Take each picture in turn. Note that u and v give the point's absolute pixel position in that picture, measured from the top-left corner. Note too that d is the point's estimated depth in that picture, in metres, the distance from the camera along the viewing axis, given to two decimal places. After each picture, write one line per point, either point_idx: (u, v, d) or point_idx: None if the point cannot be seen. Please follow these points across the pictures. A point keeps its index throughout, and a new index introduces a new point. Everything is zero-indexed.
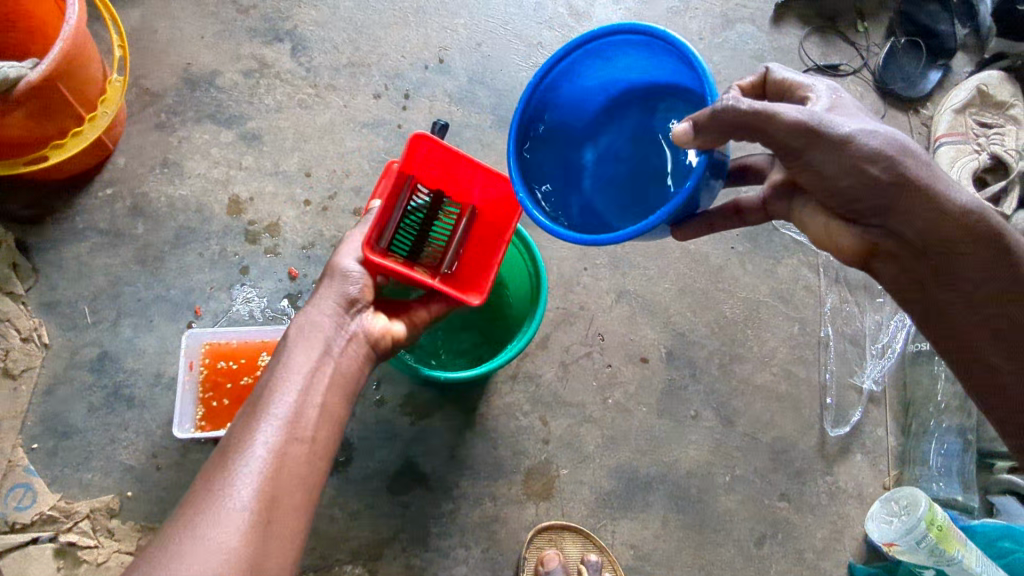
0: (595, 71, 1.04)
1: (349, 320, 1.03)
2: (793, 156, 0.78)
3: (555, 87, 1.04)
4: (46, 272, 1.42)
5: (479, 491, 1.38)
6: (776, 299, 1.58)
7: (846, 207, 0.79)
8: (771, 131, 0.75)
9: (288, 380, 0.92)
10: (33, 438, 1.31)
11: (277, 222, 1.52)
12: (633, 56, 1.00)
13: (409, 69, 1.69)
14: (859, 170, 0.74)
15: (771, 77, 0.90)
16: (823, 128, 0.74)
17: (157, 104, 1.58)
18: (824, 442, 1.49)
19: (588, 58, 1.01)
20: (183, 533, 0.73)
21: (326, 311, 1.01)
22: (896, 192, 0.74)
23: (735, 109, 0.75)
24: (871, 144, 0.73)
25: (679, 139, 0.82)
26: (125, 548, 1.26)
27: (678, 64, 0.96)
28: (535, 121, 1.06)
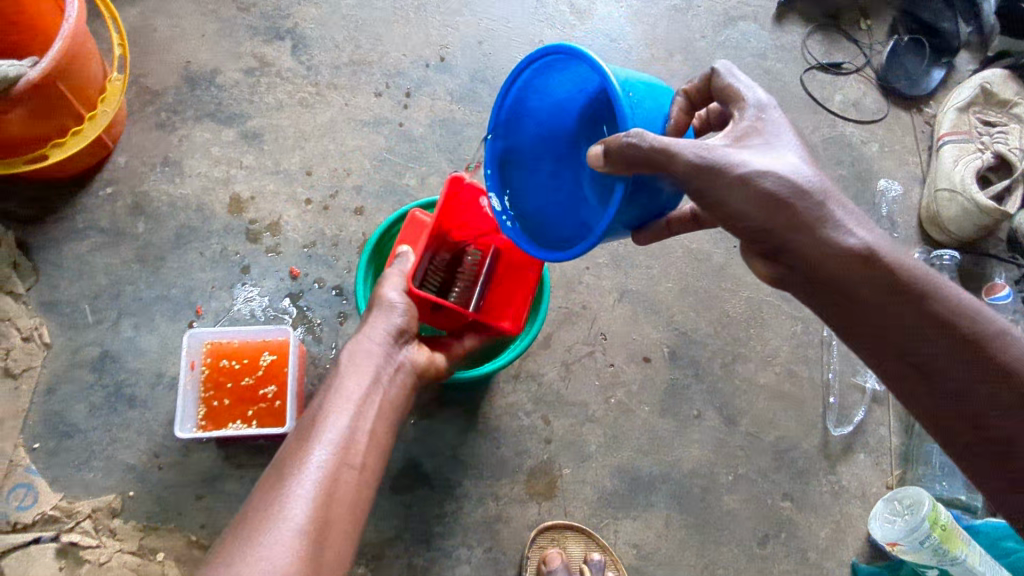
0: (560, 82, 1.00)
1: (398, 350, 1.04)
2: (698, 192, 0.79)
3: (520, 104, 1.02)
4: (46, 271, 1.41)
5: (482, 491, 1.37)
6: (778, 298, 1.57)
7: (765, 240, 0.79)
8: (672, 168, 0.76)
9: (337, 405, 0.93)
10: (34, 438, 1.30)
11: (278, 221, 1.51)
12: (582, 67, 0.95)
13: (410, 67, 1.68)
14: (759, 208, 0.76)
15: (717, 82, 0.87)
16: (715, 164, 0.75)
17: (158, 103, 1.57)
18: (827, 441, 1.49)
19: (541, 73, 0.98)
20: (241, 552, 0.74)
21: (376, 341, 1.02)
22: (787, 232, 0.76)
23: (637, 147, 0.75)
24: (770, 183, 0.75)
25: (593, 162, 0.82)
26: (127, 548, 1.26)
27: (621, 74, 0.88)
28: (507, 137, 1.04)
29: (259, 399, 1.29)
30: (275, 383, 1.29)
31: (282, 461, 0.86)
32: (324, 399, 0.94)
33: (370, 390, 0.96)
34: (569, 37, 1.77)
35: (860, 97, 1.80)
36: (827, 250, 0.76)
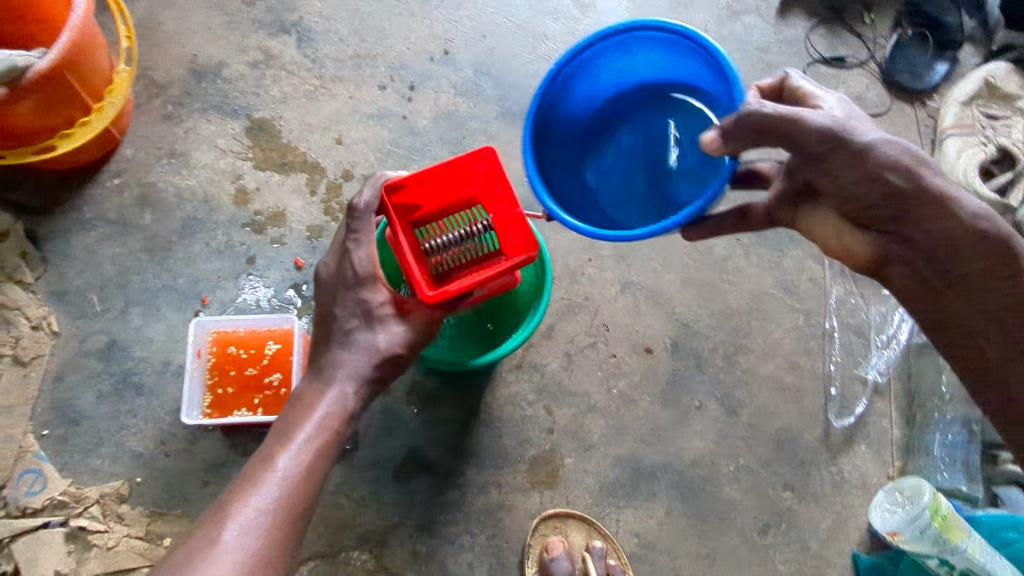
0: (608, 69, 1.07)
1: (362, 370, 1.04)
2: (816, 160, 0.87)
3: (571, 79, 1.05)
4: (54, 261, 1.43)
5: (484, 479, 1.38)
6: (780, 291, 1.58)
7: (860, 214, 0.89)
8: (799, 133, 0.83)
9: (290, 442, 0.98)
10: (43, 425, 1.32)
11: (283, 212, 1.52)
12: (648, 58, 1.05)
13: (414, 61, 1.70)
14: (881, 177, 0.84)
15: (789, 83, 0.95)
16: (846, 132, 0.83)
17: (165, 95, 1.59)
18: (829, 432, 1.49)
19: (607, 53, 1.04)
20: None
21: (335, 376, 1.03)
22: (912, 206, 0.86)
23: (760, 114, 0.82)
24: (888, 153, 0.84)
25: (708, 147, 0.86)
26: (134, 532, 1.27)
27: (695, 68, 1.02)
28: (550, 110, 1.06)
29: (265, 387, 1.30)
30: (281, 371, 1.30)
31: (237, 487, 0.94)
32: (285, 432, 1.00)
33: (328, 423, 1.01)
34: (573, 30, 1.78)
35: (863, 91, 1.80)
36: (920, 223, 0.87)
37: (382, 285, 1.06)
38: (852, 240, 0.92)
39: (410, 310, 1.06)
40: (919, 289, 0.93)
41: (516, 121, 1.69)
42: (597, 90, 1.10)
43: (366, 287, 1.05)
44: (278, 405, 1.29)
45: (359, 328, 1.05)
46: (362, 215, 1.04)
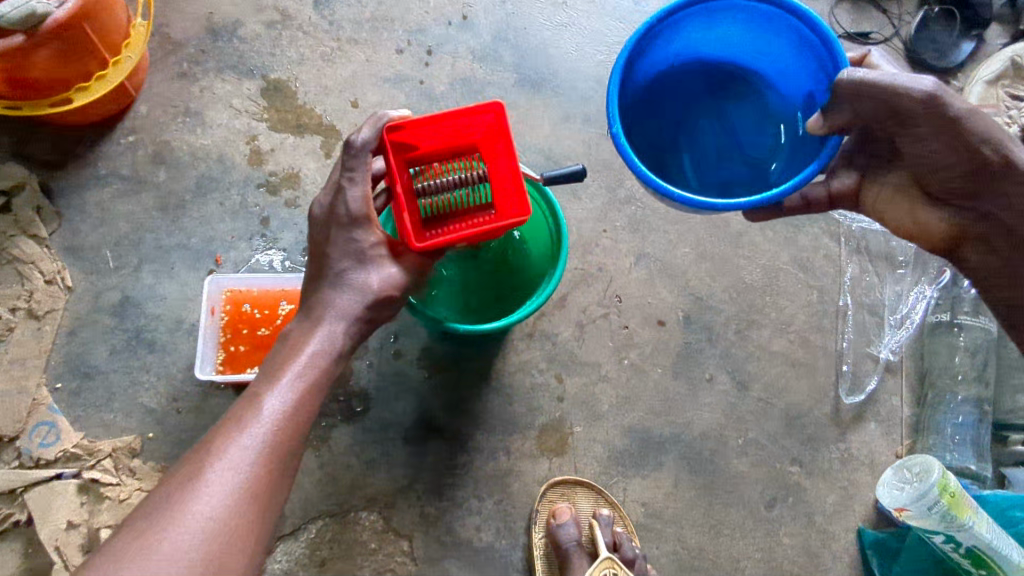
0: (681, 33, 0.97)
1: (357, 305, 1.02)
2: (909, 125, 0.88)
3: (654, 46, 0.96)
4: (68, 216, 1.43)
5: (494, 445, 1.39)
6: (796, 267, 1.56)
7: (942, 188, 0.94)
8: (897, 100, 0.84)
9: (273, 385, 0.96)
10: (57, 378, 1.33)
11: (297, 174, 1.51)
12: (729, 28, 0.98)
13: (432, 25, 1.67)
14: (974, 150, 0.87)
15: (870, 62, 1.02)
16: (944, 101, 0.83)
17: (180, 53, 1.57)
18: (839, 409, 1.49)
19: (694, 18, 0.95)
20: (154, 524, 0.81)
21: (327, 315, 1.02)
22: (1000, 181, 0.90)
23: (851, 81, 0.83)
24: (981, 125, 0.86)
25: (811, 128, 0.88)
26: (146, 486, 1.28)
27: (781, 46, 0.97)
28: (626, 76, 0.95)
29: None
30: None
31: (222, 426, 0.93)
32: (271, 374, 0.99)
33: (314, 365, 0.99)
34: None
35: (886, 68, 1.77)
36: (1003, 198, 0.92)
37: (378, 226, 1.03)
38: (929, 215, 0.98)
39: (402, 253, 1.04)
40: (995, 266, 0.99)
41: (534, 89, 1.66)
42: (664, 59, 1.01)
43: (361, 227, 1.02)
44: None
45: (351, 268, 1.02)
46: (355, 153, 1.01)
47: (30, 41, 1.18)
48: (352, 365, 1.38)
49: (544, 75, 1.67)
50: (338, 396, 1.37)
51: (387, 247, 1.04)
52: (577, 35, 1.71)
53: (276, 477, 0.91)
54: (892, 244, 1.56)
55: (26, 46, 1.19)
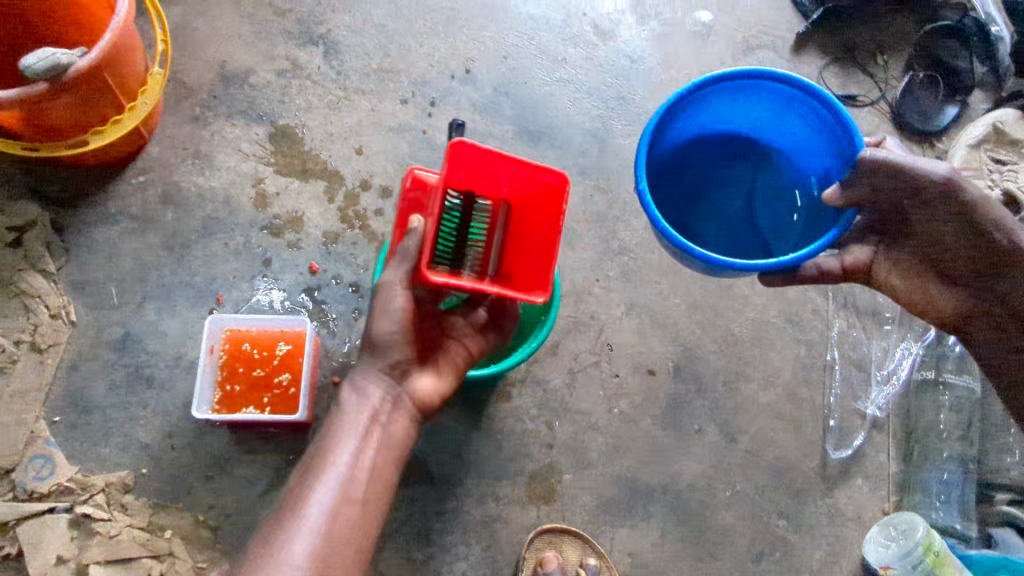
0: (710, 108, 1.15)
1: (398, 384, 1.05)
2: (922, 206, 1.04)
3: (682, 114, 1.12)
4: (76, 253, 1.47)
5: (483, 490, 1.40)
6: (783, 320, 1.60)
7: (947, 269, 1.09)
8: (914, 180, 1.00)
9: (344, 437, 0.98)
10: (55, 412, 1.35)
11: (300, 217, 1.56)
12: (754, 104, 1.15)
13: (436, 77, 1.74)
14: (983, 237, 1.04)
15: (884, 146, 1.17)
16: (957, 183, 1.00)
17: (193, 98, 1.63)
18: (826, 463, 1.51)
19: (723, 93, 1.11)
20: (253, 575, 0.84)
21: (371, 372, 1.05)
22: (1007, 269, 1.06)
23: (871, 159, 0.99)
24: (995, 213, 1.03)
25: (828, 199, 1.03)
26: (136, 523, 1.30)
27: (801, 125, 1.13)
28: (659, 139, 1.11)
29: (274, 386, 1.33)
30: (290, 372, 1.34)
31: (292, 495, 0.93)
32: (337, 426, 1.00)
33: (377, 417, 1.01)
34: (591, 56, 1.83)
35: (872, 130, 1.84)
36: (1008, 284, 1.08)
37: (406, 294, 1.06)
38: (941, 293, 1.12)
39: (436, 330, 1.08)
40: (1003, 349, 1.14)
41: (532, 141, 1.73)
42: (694, 129, 1.19)
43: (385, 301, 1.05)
44: (286, 404, 1.32)
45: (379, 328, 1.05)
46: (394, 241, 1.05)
47: (52, 89, 1.23)
48: None
49: (542, 128, 1.74)
50: None
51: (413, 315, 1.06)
52: (575, 90, 1.79)
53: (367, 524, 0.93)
54: (878, 301, 1.61)
55: (49, 93, 1.23)
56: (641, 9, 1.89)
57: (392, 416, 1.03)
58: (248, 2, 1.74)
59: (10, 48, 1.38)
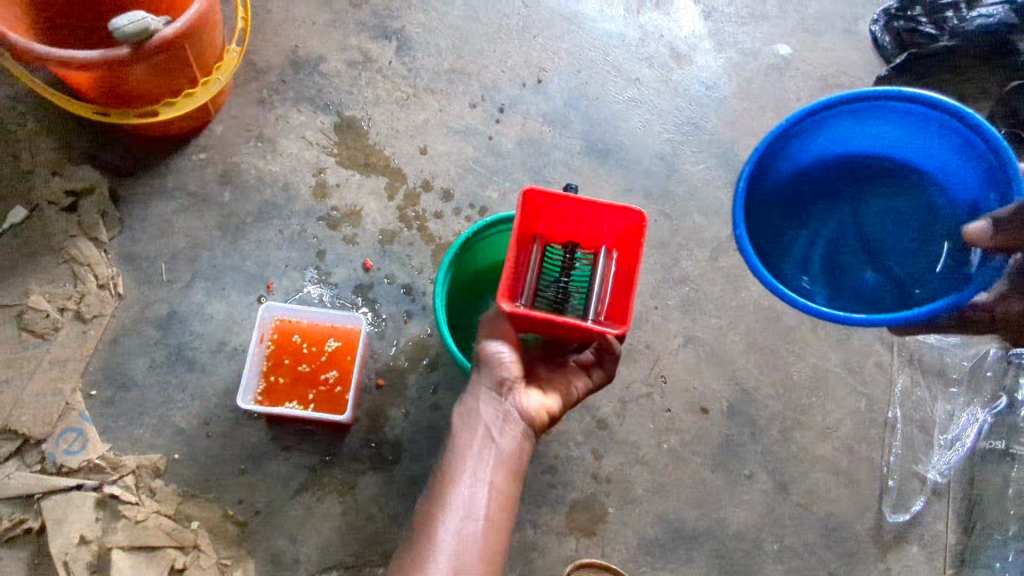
0: (829, 133, 1.05)
1: (506, 403, 1.01)
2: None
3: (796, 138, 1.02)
4: (131, 224, 1.44)
5: (522, 515, 1.34)
6: (845, 371, 1.53)
7: None
8: None
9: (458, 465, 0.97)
10: (92, 385, 1.31)
11: (358, 212, 1.52)
12: (886, 126, 1.03)
13: (507, 84, 1.71)
14: None
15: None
16: None
17: (262, 81, 1.61)
18: (881, 526, 1.43)
19: (844, 116, 1.01)
20: None
21: (480, 397, 1.01)
22: None
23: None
24: None
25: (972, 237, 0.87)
26: (164, 510, 1.24)
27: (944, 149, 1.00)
28: (764, 170, 1.03)
29: (320, 383, 1.28)
30: (337, 369, 1.29)
31: (417, 530, 0.93)
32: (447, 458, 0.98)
33: (487, 446, 0.98)
34: (665, 78, 1.78)
35: None
36: None
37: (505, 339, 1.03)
38: None
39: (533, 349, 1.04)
40: None
41: (599, 158, 1.68)
42: (813, 160, 1.08)
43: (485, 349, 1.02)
44: (331, 403, 1.27)
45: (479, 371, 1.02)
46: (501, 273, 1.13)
47: (133, 55, 1.20)
48: (388, 412, 1.35)
49: (610, 146, 1.69)
50: (370, 442, 1.33)
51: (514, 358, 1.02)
52: (647, 112, 1.74)
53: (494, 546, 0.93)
54: (946, 360, 1.53)
55: (128, 59, 1.20)
56: (719, 36, 1.85)
57: (507, 433, 1.00)
58: None
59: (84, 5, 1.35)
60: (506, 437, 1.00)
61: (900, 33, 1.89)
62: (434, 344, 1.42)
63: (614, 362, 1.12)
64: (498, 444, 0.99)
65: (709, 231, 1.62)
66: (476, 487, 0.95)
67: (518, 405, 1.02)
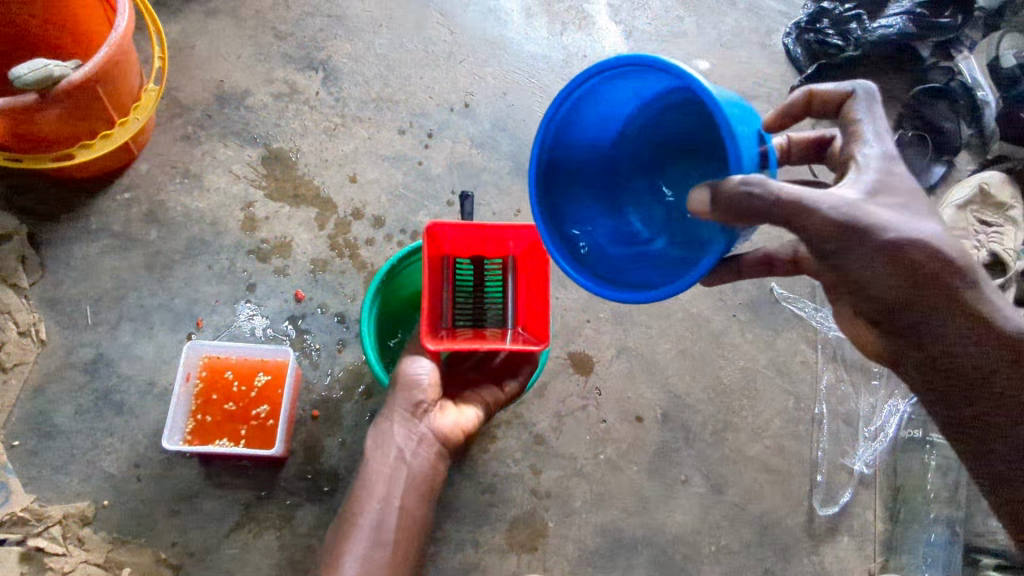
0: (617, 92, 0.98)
1: (420, 423, 1.08)
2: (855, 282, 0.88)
3: (573, 116, 0.99)
4: (53, 268, 1.41)
5: (462, 536, 1.36)
6: (773, 371, 1.59)
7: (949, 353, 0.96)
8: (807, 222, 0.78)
9: (368, 490, 1.04)
10: (15, 435, 1.28)
11: (289, 243, 1.53)
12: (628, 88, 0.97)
13: (435, 110, 1.74)
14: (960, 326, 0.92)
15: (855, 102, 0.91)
16: (860, 223, 0.80)
17: (187, 117, 1.60)
18: (812, 520, 1.49)
19: (610, 81, 0.95)
20: None
21: (394, 418, 1.07)
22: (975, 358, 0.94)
23: (766, 199, 0.75)
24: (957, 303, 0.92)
25: (696, 209, 0.81)
26: (93, 559, 1.22)
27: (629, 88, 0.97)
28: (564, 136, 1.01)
29: (251, 418, 1.28)
30: (269, 404, 1.29)
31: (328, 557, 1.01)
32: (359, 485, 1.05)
33: (393, 470, 1.05)
34: None
35: None
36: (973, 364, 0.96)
37: (428, 362, 1.11)
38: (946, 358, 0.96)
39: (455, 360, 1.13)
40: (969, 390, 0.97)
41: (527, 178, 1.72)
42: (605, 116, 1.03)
43: (405, 378, 1.09)
44: (263, 438, 1.27)
45: (399, 390, 1.08)
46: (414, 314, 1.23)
47: (41, 101, 1.19)
48: (323, 442, 1.36)
49: None
50: (305, 474, 1.33)
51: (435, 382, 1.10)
52: None
53: (407, 561, 1.02)
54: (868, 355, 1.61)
55: (37, 105, 1.20)
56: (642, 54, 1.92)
57: (419, 454, 1.07)
58: (249, 23, 1.73)
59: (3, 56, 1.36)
60: (417, 458, 1.07)
61: (812, 44, 1.96)
62: (368, 371, 1.43)
63: (530, 370, 1.19)
64: (410, 465, 1.06)
65: None
66: (387, 504, 1.03)
67: (431, 426, 1.09)
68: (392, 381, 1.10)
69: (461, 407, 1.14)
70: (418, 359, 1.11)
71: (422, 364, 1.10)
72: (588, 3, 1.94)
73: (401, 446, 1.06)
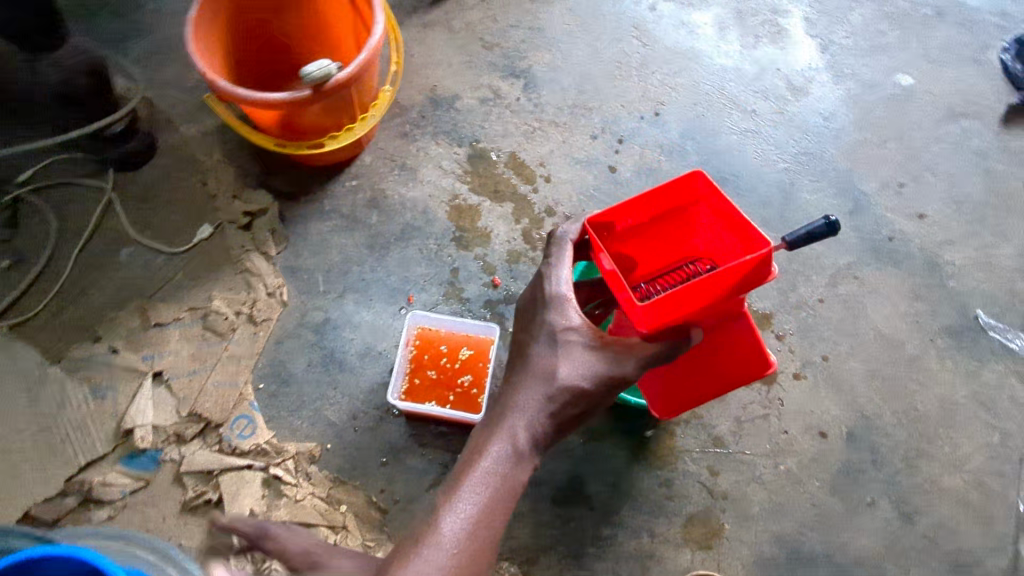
0: None
1: (556, 346, 1.03)
2: None
3: None
4: (294, 240, 1.64)
5: (639, 524, 1.38)
6: (976, 403, 1.51)
7: None
8: None
9: (517, 414, 1.00)
10: (261, 378, 1.49)
11: (488, 234, 1.66)
12: None
13: (626, 117, 1.82)
14: None
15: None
16: None
17: (405, 116, 1.80)
18: (1017, 566, 1.38)
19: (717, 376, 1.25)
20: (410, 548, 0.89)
21: (539, 341, 1.04)
22: None
23: None
24: None
25: None
26: (318, 493, 1.38)
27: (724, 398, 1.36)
28: None
29: (456, 385, 1.40)
30: (472, 374, 1.41)
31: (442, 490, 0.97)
32: (492, 422, 1.02)
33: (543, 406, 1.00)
34: (781, 109, 1.85)
35: None
36: None
37: (576, 314, 1.05)
38: None
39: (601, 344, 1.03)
40: None
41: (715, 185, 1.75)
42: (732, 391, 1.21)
43: (556, 310, 1.05)
44: (468, 403, 1.38)
45: (542, 351, 1.03)
46: (558, 244, 1.08)
47: (313, 96, 1.39)
48: None
49: (726, 175, 1.76)
50: None
51: (582, 334, 1.04)
52: (763, 142, 1.80)
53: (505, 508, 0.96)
54: None
55: (308, 100, 1.40)
56: (837, 68, 1.93)
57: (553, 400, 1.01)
58: (462, 36, 1.92)
59: (254, 49, 1.60)
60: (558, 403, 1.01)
61: None
62: None
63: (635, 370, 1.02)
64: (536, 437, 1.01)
65: (827, 258, 1.65)
66: (484, 511, 0.94)
67: (569, 369, 1.01)
68: (530, 356, 1.04)
69: (601, 340, 1.03)
70: (570, 319, 1.04)
71: (563, 287, 1.06)
72: (783, 20, 2.00)
73: (512, 437, 0.99)
